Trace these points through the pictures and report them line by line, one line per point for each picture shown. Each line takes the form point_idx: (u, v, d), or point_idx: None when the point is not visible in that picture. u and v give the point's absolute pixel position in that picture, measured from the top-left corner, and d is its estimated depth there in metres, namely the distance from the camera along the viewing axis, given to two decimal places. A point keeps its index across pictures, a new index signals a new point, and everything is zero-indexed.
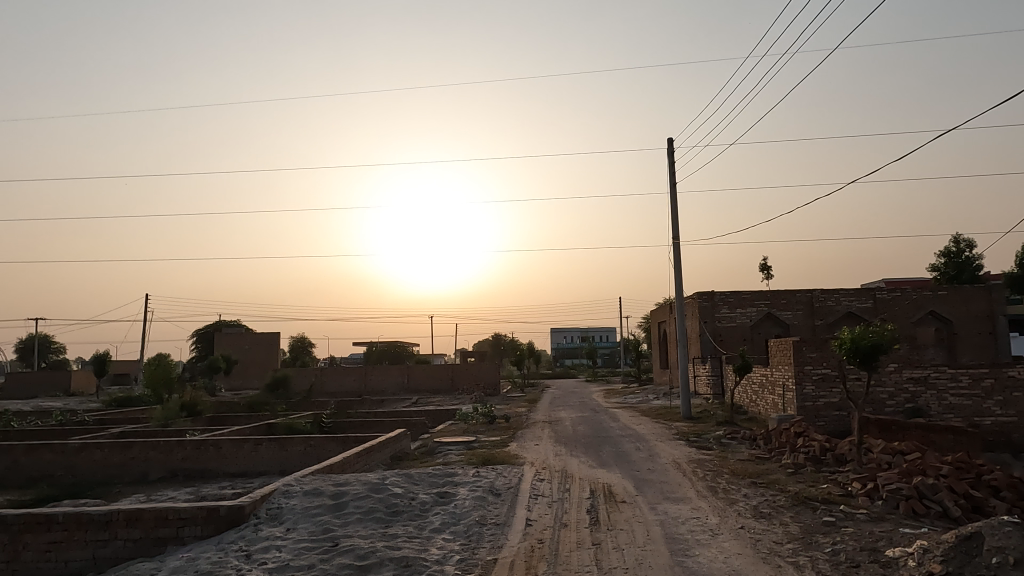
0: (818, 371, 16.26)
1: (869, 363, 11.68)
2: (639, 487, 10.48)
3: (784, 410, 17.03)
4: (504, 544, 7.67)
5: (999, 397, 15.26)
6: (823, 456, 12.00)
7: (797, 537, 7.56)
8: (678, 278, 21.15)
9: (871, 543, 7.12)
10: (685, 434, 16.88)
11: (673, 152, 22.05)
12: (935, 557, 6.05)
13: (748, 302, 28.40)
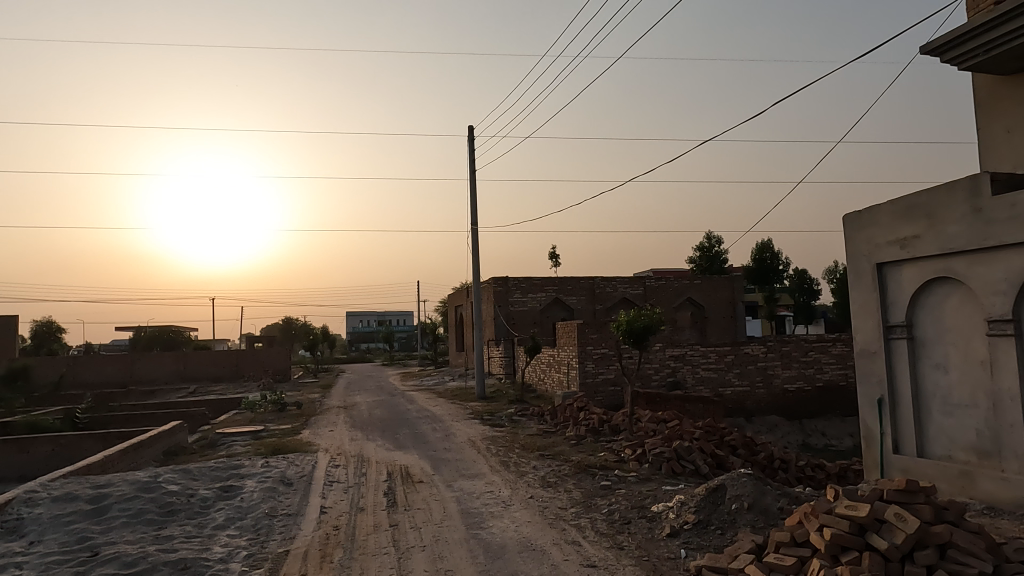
0: (598, 351, 17.86)
1: (641, 342, 13.09)
2: (436, 467, 10.68)
3: (569, 387, 18.41)
4: (298, 534, 7.35)
5: (737, 369, 18.08)
6: (601, 427, 13.23)
7: (579, 501, 8.26)
8: (476, 262, 21.78)
9: (640, 501, 8.03)
10: (480, 413, 17.51)
11: (473, 140, 22.58)
12: (690, 508, 6.99)
13: (539, 287, 30.26)
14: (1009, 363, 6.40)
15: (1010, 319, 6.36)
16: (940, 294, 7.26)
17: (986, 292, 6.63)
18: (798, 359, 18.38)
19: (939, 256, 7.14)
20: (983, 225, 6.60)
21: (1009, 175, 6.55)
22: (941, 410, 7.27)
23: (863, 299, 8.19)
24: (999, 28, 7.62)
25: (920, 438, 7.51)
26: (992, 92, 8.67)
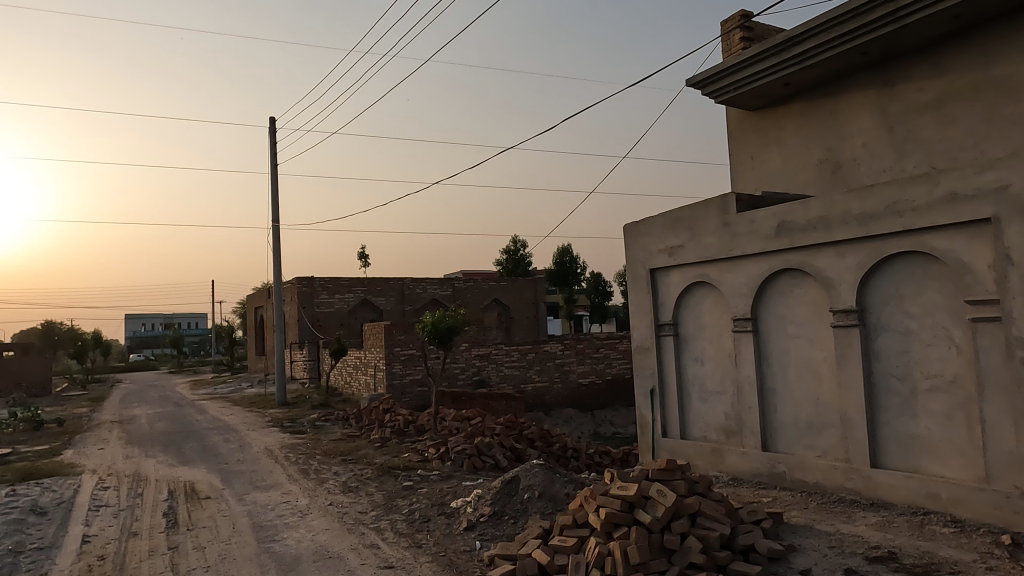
0: (405, 352, 17.86)
1: (446, 343, 13.34)
2: (226, 480, 9.95)
3: (375, 389, 18.17)
4: (52, 570, 6.42)
5: (538, 366, 19.17)
6: (406, 428, 13.27)
7: (379, 504, 8.22)
8: (277, 261, 20.62)
9: (440, 498, 8.21)
10: (279, 420, 16.61)
11: (274, 132, 21.37)
12: (486, 501, 7.29)
13: (346, 288, 29.45)
14: (749, 355, 7.56)
15: (749, 318, 7.52)
16: (699, 297, 8.36)
17: (732, 294, 7.77)
18: (590, 355, 19.96)
19: (697, 263, 8.22)
20: (730, 237, 7.72)
21: (749, 195, 7.74)
22: (699, 397, 8.37)
23: (639, 300, 9.15)
24: (745, 69, 8.95)
25: (682, 422, 8.58)
26: (740, 123, 10.16)
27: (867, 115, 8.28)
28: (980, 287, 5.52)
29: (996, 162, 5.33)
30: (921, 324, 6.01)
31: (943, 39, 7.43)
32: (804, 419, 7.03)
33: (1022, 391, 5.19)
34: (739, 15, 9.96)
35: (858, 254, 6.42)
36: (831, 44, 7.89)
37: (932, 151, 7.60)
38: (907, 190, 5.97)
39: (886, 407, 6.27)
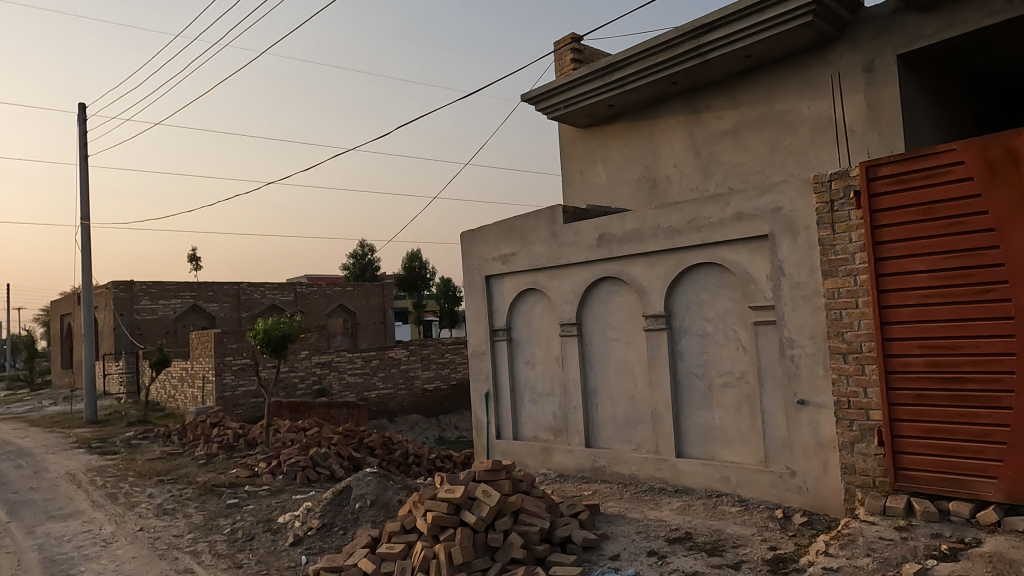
0: (237, 361, 16.81)
1: (280, 351, 12.76)
2: (13, 512, 8.76)
3: (203, 402, 16.90)
4: None
5: (382, 373, 18.91)
6: (236, 442, 12.50)
7: (198, 525, 7.68)
8: (87, 263, 18.51)
9: (267, 515, 7.84)
10: (86, 441, 14.91)
11: (85, 119, 19.21)
12: (314, 514, 7.08)
13: (172, 293, 27.13)
14: (574, 358, 8.04)
15: (574, 322, 8.00)
16: (530, 303, 8.74)
17: (560, 300, 8.22)
18: (437, 360, 20.07)
19: (528, 271, 8.60)
20: (558, 246, 8.16)
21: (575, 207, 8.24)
22: (529, 399, 8.75)
23: (475, 306, 9.37)
24: (573, 89, 9.49)
25: (515, 424, 8.92)
26: (571, 139, 10.76)
27: (678, 138, 9.15)
28: (760, 295, 6.32)
29: (772, 186, 6.14)
30: (716, 328, 6.76)
31: (738, 75, 8.41)
32: (621, 416, 7.60)
33: (791, 384, 6.02)
34: (570, 36, 10.54)
35: (666, 265, 7.08)
36: (647, 72, 8.61)
37: (729, 173, 8.58)
38: (705, 208, 6.69)
39: (689, 402, 6.97)
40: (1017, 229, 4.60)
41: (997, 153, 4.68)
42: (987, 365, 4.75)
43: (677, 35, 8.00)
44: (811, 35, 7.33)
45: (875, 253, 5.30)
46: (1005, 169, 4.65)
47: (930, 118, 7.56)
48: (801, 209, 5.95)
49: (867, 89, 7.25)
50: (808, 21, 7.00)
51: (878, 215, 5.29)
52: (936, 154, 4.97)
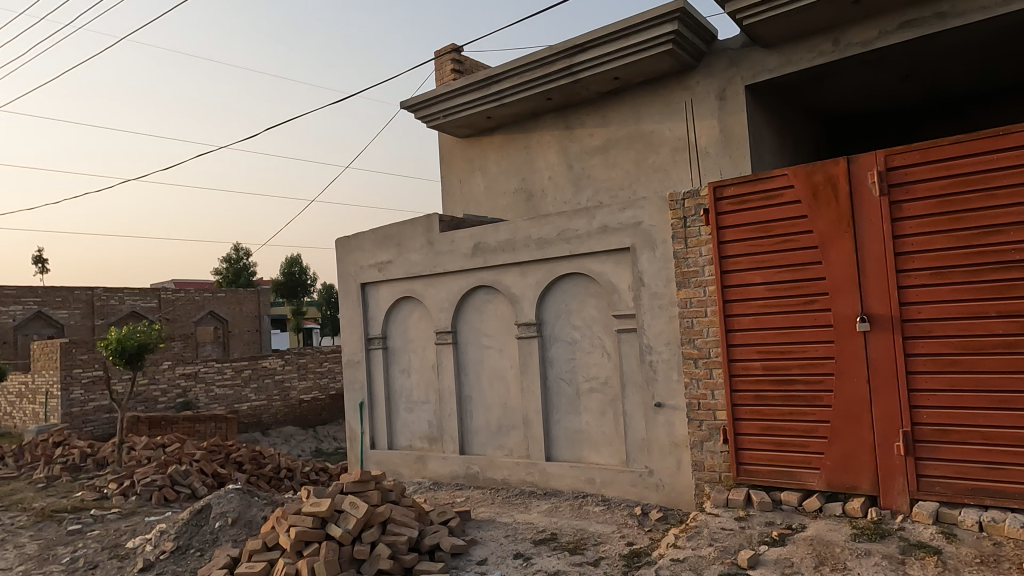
0: (88, 373, 15.41)
1: (136, 363, 11.84)
2: None
3: (45, 420, 15.33)
4: None
5: (254, 384, 18.03)
6: (83, 463, 11.45)
7: (31, 556, 6.96)
8: None
9: (114, 540, 7.25)
10: None
11: None
12: (168, 536, 6.64)
13: (12, 299, 24.40)
14: (449, 365, 8.09)
15: (449, 330, 8.06)
16: (406, 311, 8.70)
17: (435, 308, 8.25)
18: (315, 369, 19.39)
19: (404, 279, 8.57)
20: (434, 254, 8.20)
21: (451, 216, 8.31)
22: (404, 407, 8.70)
23: (350, 314, 9.20)
24: (451, 99, 9.57)
25: (389, 433, 8.83)
26: (451, 148, 10.83)
27: (552, 153, 9.49)
28: (623, 304, 6.68)
29: (634, 202, 6.53)
30: (583, 335, 7.06)
31: (607, 95, 8.85)
32: (494, 422, 7.74)
33: (650, 388, 6.41)
34: (450, 47, 10.63)
35: (538, 274, 7.32)
36: (522, 87, 8.85)
37: (599, 188, 9.01)
38: (573, 220, 6.98)
39: (558, 407, 7.23)
40: (835, 247, 5.20)
41: (819, 179, 5.27)
42: (811, 368, 5.31)
43: (551, 54, 8.30)
44: (671, 63, 7.87)
45: (721, 266, 5.78)
46: (826, 194, 5.23)
47: (773, 144, 8.32)
48: (659, 224, 6.36)
49: (720, 115, 7.87)
50: (668, 49, 7.51)
51: (724, 232, 5.77)
52: (771, 178, 5.50)
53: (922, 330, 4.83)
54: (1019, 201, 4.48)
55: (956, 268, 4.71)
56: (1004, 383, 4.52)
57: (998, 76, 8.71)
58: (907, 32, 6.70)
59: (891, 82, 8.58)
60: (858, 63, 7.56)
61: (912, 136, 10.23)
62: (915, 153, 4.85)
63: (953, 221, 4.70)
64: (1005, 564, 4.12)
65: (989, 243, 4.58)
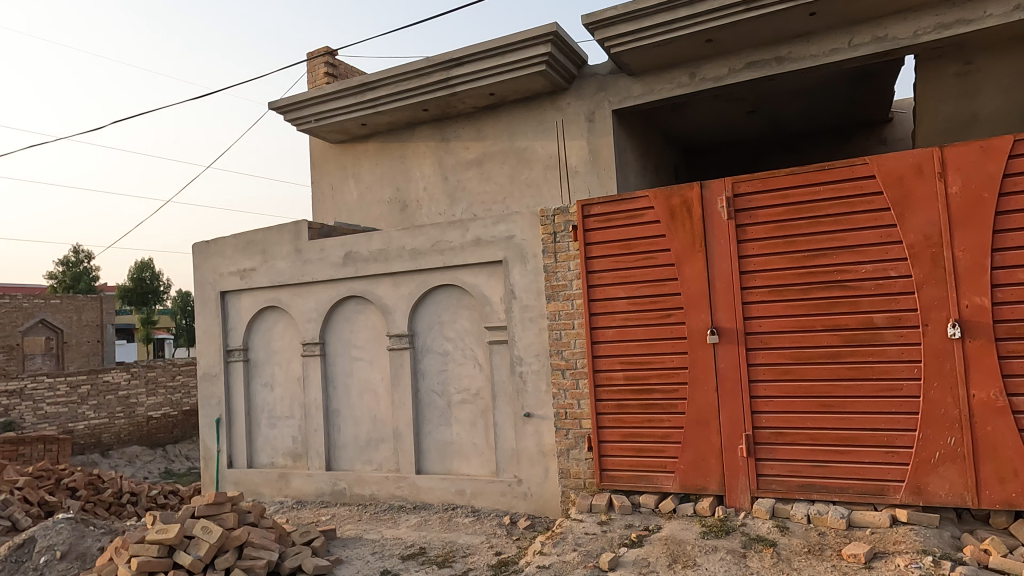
0: None
1: None
2: None
3: None
4: None
5: (94, 401, 16.31)
6: None
7: None
8: None
9: None
10: None
11: None
12: None
13: None
14: (315, 378, 7.79)
15: (316, 341, 7.77)
16: (270, 321, 8.29)
17: (302, 319, 7.93)
18: (164, 384, 17.87)
19: (269, 287, 8.16)
20: (302, 262, 7.88)
21: (321, 224, 8.05)
22: (266, 423, 8.25)
23: (207, 324, 8.61)
24: (323, 104, 9.27)
25: (249, 451, 8.33)
26: (323, 153, 10.50)
27: (427, 163, 9.47)
28: (495, 316, 6.78)
29: (507, 216, 6.67)
30: (455, 347, 7.08)
31: (483, 110, 8.98)
32: (363, 436, 7.55)
33: (520, 399, 6.54)
34: (324, 49, 10.34)
35: (411, 285, 7.25)
36: (398, 96, 8.76)
37: (473, 201, 9.10)
38: (447, 232, 7.00)
39: (428, 419, 7.18)
40: (689, 264, 5.60)
41: (676, 202, 5.66)
42: (668, 378, 5.67)
43: (427, 65, 8.29)
44: (544, 83, 8.14)
45: (587, 280, 6.04)
46: (682, 216, 5.64)
47: (636, 166, 8.84)
48: (531, 239, 6.54)
49: (589, 136, 8.25)
50: (541, 70, 7.77)
51: (590, 248, 6.03)
52: (633, 199, 5.84)
53: (762, 342, 5.32)
54: (840, 228, 5.07)
55: (791, 286, 5.23)
56: (830, 389, 5.07)
57: (827, 116, 9.82)
58: (752, 71, 7.39)
59: (739, 116, 9.42)
60: (711, 96, 8.22)
61: (757, 164, 11.26)
62: (758, 181, 5.35)
63: (789, 244, 5.24)
64: (828, 552, 4.61)
65: (818, 264, 5.14)
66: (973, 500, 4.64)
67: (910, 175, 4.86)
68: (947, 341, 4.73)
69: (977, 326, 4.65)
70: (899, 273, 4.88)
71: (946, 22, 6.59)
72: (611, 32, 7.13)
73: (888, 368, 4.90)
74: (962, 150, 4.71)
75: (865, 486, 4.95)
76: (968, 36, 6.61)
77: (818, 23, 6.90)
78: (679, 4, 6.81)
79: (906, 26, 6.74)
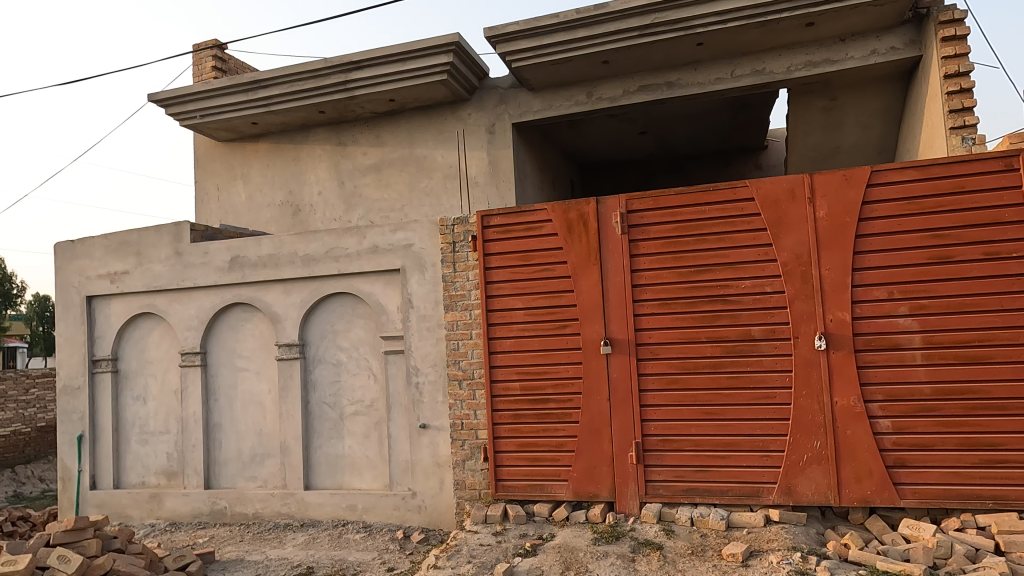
0: None
1: None
2: None
3: None
4: None
5: None
6: None
7: None
8: None
9: None
10: None
11: None
12: None
13: None
14: (195, 390, 7.29)
15: (197, 351, 7.28)
16: (144, 329, 7.68)
17: (181, 327, 7.40)
18: (16, 399, 16.36)
19: (144, 292, 7.57)
20: (182, 267, 7.37)
21: (205, 226, 7.58)
22: (137, 439, 7.61)
23: (70, 332, 7.86)
24: (210, 99, 8.75)
25: (116, 469, 7.65)
26: (209, 152, 9.91)
27: (322, 167, 9.17)
28: (391, 325, 6.65)
29: (405, 224, 6.57)
30: (349, 357, 6.87)
31: (383, 115, 8.83)
32: (247, 451, 7.14)
33: (415, 410, 6.44)
34: (213, 42, 9.79)
35: (303, 292, 6.97)
36: (292, 96, 8.42)
37: (370, 208, 8.91)
38: (343, 239, 6.80)
39: (319, 432, 6.90)
40: (585, 277, 5.75)
41: (573, 216, 5.80)
42: (563, 388, 5.78)
43: (325, 66, 8.04)
44: (445, 92, 8.12)
45: (485, 290, 6.06)
46: (579, 230, 5.79)
47: (534, 179, 9.00)
48: (430, 248, 6.48)
49: (489, 148, 8.31)
50: (443, 79, 7.75)
51: (489, 259, 6.06)
52: (532, 212, 5.93)
53: (652, 352, 5.55)
54: (723, 246, 5.40)
55: (678, 299, 5.50)
56: (712, 397, 5.36)
57: (711, 140, 10.45)
58: (644, 94, 7.75)
59: (632, 135, 9.84)
60: (606, 115, 8.53)
61: (648, 183, 11.78)
62: (649, 200, 5.59)
63: (677, 259, 5.51)
64: (710, 552, 4.87)
65: (703, 279, 5.44)
66: (836, 498, 5.06)
67: (784, 200, 5.26)
68: (814, 353, 5.14)
69: (840, 338, 5.09)
70: (774, 289, 5.26)
71: (814, 61, 7.21)
72: (512, 46, 7.23)
73: (763, 377, 5.25)
74: (829, 178, 5.15)
75: (742, 488, 5.27)
76: (833, 75, 7.27)
77: (704, 53, 7.35)
78: (579, 25, 7.03)
79: (781, 61, 7.32)
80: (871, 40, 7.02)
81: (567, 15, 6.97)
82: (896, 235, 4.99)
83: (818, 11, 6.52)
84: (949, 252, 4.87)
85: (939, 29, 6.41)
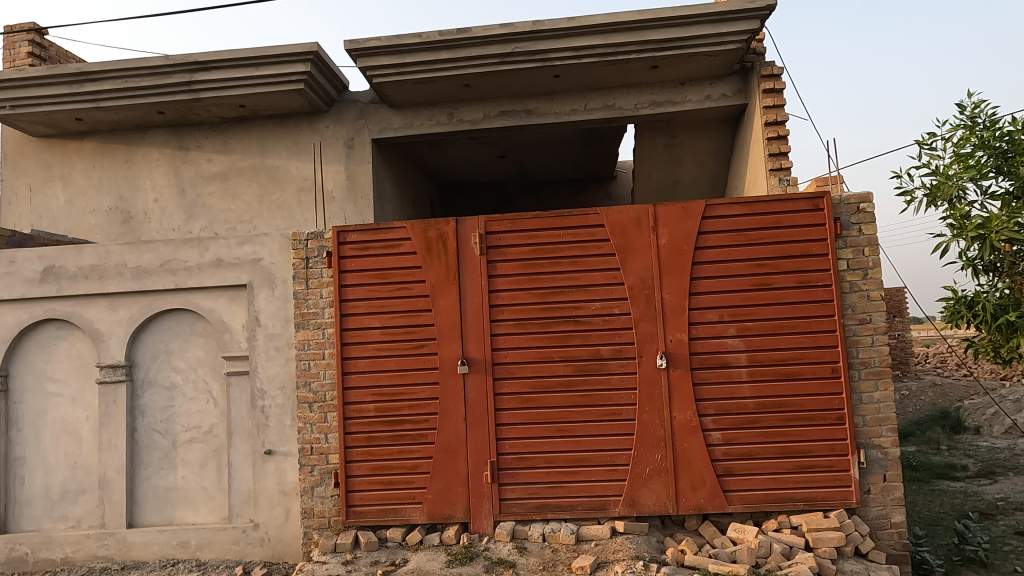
0: None
1: None
2: None
3: None
4: None
5: None
6: None
7: None
8: None
9: None
10: None
11: None
12: None
13: None
14: None
15: None
16: None
17: None
18: None
19: None
20: None
21: (11, 231, 6.65)
22: None
23: None
24: (21, 89, 7.73)
25: None
26: (19, 147, 8.75)
27: (159, 172, 8.43)
28: (234, 345, 6.21)
29: (253, 238, 6.20)
30: (184, 379, 6.31)
31: (231, 121, 8.31)
32: (56, 487, 6.29)
33: (259, 435, 6.04)
34: (31, 25, 8.71)
35: (132, 308, 6.32)
36: (124, 93, 7.67)
37: (214, 218, 8.31)
38: (181, 250, 6.27)
39: (146, 463, 6.24)
40: (443, 296, 5.74)
41: (432, 235, 5.79)
42: (419, 409, 5.70)
43: (165, 63, 7.42)
44: (301, 102, 7.82)
45: (339, 309, 5.84)
46: (438, 249, 5.78)
47: (394, 197, 8.89)
48: (280, 263, 6.17)
49: (347, 162, 8.09)
50: (298, 88, 7.44)
51: (344, 276, 5.87)
52: (390, 229, 5.84)
53: (507, 372, 5.64)
54: (576, 269, 5.64)
55: (534, 320, 5.66)
56: (564, 415, 5.55)
57: (565, 168, 10.94)
58: (503, 119, 7.96)
59: (490, 159, 10.04)
60: (466, 137, 8.65)
61: (505, 206, 12.04)
62: (506, 222, 5.72)
63: (532, 281, 5.67)
64: (561, 567, 5.00)
65: (556, 301, 5.64)
66: (674, 507, 5.41)
67: (631, 227, 5.61)
68: (656, 371, 5.50)
69: (678, 357, 5.49)
70: (621, 310, 5.57)
71: (658, 100, 7.81)
72: (374, 61, 7.12)
73: (611, 395, 5.52)
74: (670, 209, 5.57)
75: (591, 502, 5.48)
76: (674, 115, 7.91)
77: (560, 85, 7.70)
78: (441, 47, 7.08)
79: (629, 98, 7.85)
80: (705, 87, 7.74)
81: (428, 36, 6.98)
82: (726, 263, 5.50)
83: (662, 55, 7.08)
84: (769, 279, 5.45)
85: (761, 82, 7.21)
